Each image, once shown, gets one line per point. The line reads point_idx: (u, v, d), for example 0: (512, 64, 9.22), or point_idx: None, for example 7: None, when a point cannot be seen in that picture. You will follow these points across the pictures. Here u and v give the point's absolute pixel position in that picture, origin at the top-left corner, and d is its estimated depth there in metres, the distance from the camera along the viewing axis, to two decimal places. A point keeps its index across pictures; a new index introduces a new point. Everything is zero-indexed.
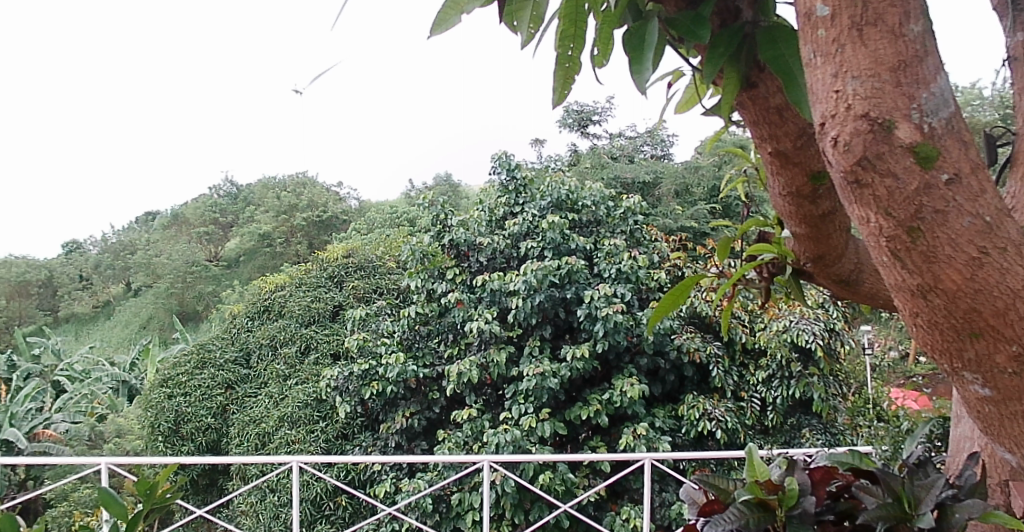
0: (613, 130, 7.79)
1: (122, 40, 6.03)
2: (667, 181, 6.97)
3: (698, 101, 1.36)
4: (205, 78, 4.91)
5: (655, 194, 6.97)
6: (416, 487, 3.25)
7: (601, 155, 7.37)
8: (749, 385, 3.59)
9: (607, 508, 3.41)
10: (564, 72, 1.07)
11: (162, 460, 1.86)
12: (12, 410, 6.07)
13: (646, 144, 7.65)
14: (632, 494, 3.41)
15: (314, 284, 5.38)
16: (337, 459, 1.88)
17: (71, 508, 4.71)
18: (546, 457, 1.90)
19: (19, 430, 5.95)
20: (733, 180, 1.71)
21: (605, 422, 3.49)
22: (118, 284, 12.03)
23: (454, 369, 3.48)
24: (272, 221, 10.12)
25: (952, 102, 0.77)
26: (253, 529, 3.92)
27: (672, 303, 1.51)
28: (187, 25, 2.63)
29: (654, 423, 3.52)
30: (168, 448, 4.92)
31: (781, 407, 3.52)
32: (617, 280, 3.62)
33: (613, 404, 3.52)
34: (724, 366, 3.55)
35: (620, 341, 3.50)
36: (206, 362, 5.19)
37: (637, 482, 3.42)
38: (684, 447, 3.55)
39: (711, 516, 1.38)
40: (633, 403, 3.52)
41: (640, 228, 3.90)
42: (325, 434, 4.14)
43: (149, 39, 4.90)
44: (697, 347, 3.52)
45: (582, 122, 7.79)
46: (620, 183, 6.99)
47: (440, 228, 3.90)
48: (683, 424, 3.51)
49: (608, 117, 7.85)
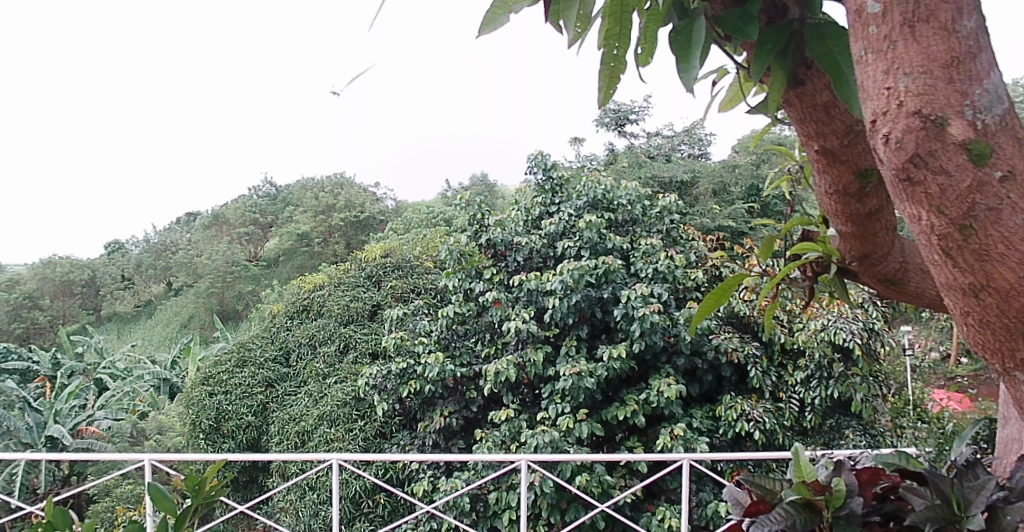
0: (650, 129, 7.74)
1: (151, 41, 6.08)
2: (704, 181, 6.94)
3: (743, 99, 1.37)
4: (236, 82, 4.96)
5: (693, 193, 6.94)
6: (454, 486, 3.25)
7: (638, 154, 7.35)
8: (787, 386, 3.56)
9: (643, 508, 3.37)
10: (609, 71, 1.09)
11: (207, 458, 1.86)
12: (56, 407, 5.89)
13: (684, 144, 7.67)
14: (669, 494, 3.39)
15: (353, 284, 5.43)
16: (377, 458, 1.86)
17: (114, 503, 4.75)
18: (586, 456, 1.85)
19: (63, 427, 5.74)
20: (777, 178, 1.70)
21: (643, 423, 3.47)
22: (159, 283, 12.59)
23: (491, 368, 3.47)
24: (310, 220, 10.17)
25: (1007, 98, 0.75)
26: (293, 526, 3.94)
27: (717, 300, 1.53)
28: (227, 29, 2.65)
29: (692, 424, 3.49)
30: (208, 446, 4.98)
31: (820, 407, 3.48)
32: (653, 280, 3.61)
33: (650, 404, 3.50)
34: (762, 367, 3.51)
35: (657, 341, 3.47)
36: (246, 361, 5.26)
37: (674, 483, 3.40)
38: (721, 449, 3.52)
39: (756, 517, 1.36)
40: (670, 404, 3.50)
41: (676, 227, 3.87)
42: (363, 432, 4.11)
43: (187, 39, 4.90)
44: (735, 347, 3.48)
45: (619, 122, 7.74)
46: (657, 182, 6.95)
47: (477, 228, 3.90)
48: (721, 424, 3.49)
49: (646, 117, 7.76)
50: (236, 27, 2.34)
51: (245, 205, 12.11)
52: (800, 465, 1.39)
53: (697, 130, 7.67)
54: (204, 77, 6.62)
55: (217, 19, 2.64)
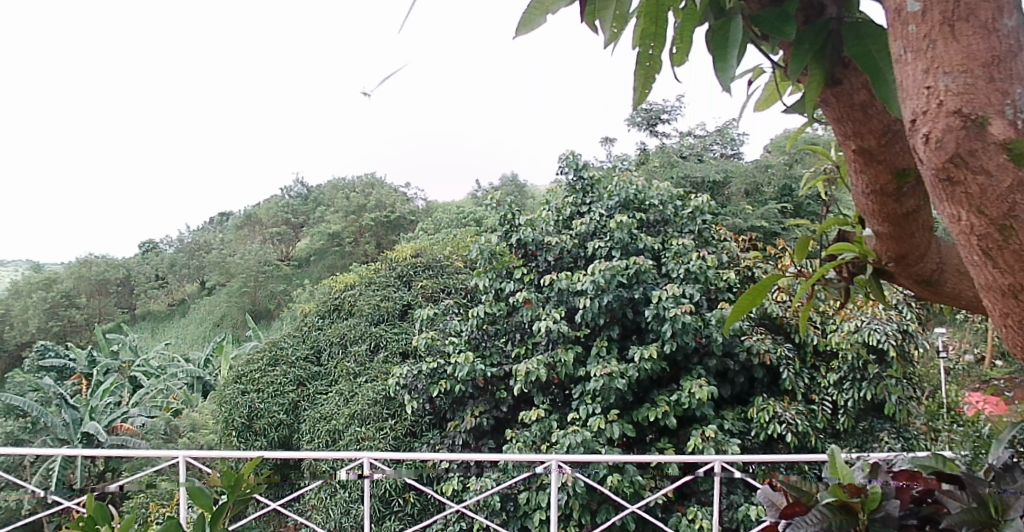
0: (682, 129, 7.69)
1: (189, 42, 6.04)
2: (737, 181, 6.87)
3: (779, 98, 1.36)
4: (264, 82, 4.99)
5: (725, 193, 6.88)
6: (484, 486, 3.26)
7: (669, 154, 7.31)
8: (820, 389, 3.54)
9: (674, 510, 3.35)
10: (644, 70, 1.10)
11: (241, 456, 1.85)
12: (92, 404, 5.94)
13: (716, 144, 7.61)
14: (700, 496, 3.37)
15: (384, 284, 5.45)
16: (409, 457, 1.84)
17: (147, 499, 4.81)
18: (620, 458, 1.84)
19: (99, 423, 5.82)
20: (814, 178, 1.69)
21: (674, 424, 3.46)
22: (193, 282, 12.66)
23: (522, 368, 3.46)
24: (341, 221, 10.25)
25: None
26: (324, 524, 3.97)
27: (749, 302, 1.53)
28: (257, 28, 2.63)
29: (724, 426, 3.47)
30: (241, 443, 5.03)
31: (853, 410, 3.44)
32: (685, 280, 3.59)
33: (681, 405, 3.48)
34: (795, 369, 3.49)
35: (688, 342, 3.45)
36: (278, 360, 5.29)
37: (705, 484, 3.38)
38: (753, 451, 3.48)
39: (792, 519, 1.35)
40: (702, 405, 3.48)
41: (708, 228, 3.86)
42: (393, 432, 4.12)
43: (221, 40, 4.92)
44: (768, 348, 3.46)
45: (650, 121, 7.71)
46: (689, 182, 6.90)
47: (508, 228, 3.92)
48: (753, 426, 3.45)
49: (677, 117, 7.72)
50: (272, 23, 2.27)
51: (277, 206, 12.24)
52: (836, 467, 1.38)
53: (730, 131, 7.64)
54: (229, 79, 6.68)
55: (248, 19, 2.62)
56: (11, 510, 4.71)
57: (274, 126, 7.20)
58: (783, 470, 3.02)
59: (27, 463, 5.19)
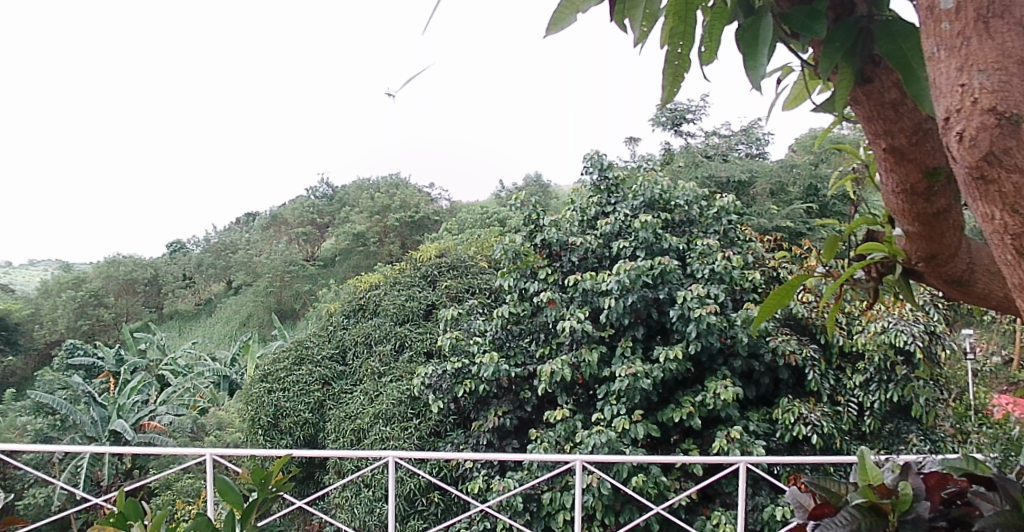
0: (707, 129, 7.57)
1: (219, 40, 6.04)
2: (762, 181, 6.81)
3: (808, 96, 1.35)
4: (299, 78, 4.96)
5: (750, 193, 6.79)
6: (508, 487, 3.25)
7: (694, 154, 7.23)
8: (846, 390, 3.51)
9: (698, 512, 3.33)
10: (673, 70, 1.10)
11: (266, 454, 1.85)
12: (120, 403, 5.88)
13: (742, 144, 7.53)
14: (724, 498, 3.35)
15: (409, 283, 5.41)
16: (432, 456, 1.83)
17: (174, 497, 4.84)
18: (644, 458, 1.83)
19: (126, 422, 5.78)
20: (843, 177, 1.68)
21: (699, 425, 3.44)
22: (219, 282, 12.92)
23: (546, 368, 3.47)
24: (366, 221, 10.33)
25: None
26: (349, 523, 3.98)
27: (778, 301, 1.53)
28: (300, 25, 2.59)
29: (749, 427, 3.45)
30: (267, 441, 5.09)
31: (879, 412, 3.42)
32: (710, 280, 3.56)
33: (706, 406, 3.46)
34: (820, 370, 3.47)
35: (713, 342, 3.43)
36: (303, 359, 5.28)
37: (729, 486, 3.36)
38: (778, 453, 3.45)
39: (821, 520, 1.34)
40: (727, 406, 3.45)
41: (733, 228, 3.84)
42: (418, 431, 4.10)
43: (254, 39, 4.92)
44: (793, 349, 3.42)
45: (675, 121, 7.55)
46: (713, 181, 6.83)
47: (532, 228, 3.93)
48: (778, 427, 3.43)
49: (703, 117, 7.60)
50: (312, 24, 2.28)
51: (302, 206, 12.18)
52: (866, 468, 1.37)
53: (756, 130, 7.56)
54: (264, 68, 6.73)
55: (280, 17, 2.64)
56: (40, 507, 4.76)
57: (305, 124, 7.17)
58: (809, 472, 2.99)
59: (56, 460, 5.21)
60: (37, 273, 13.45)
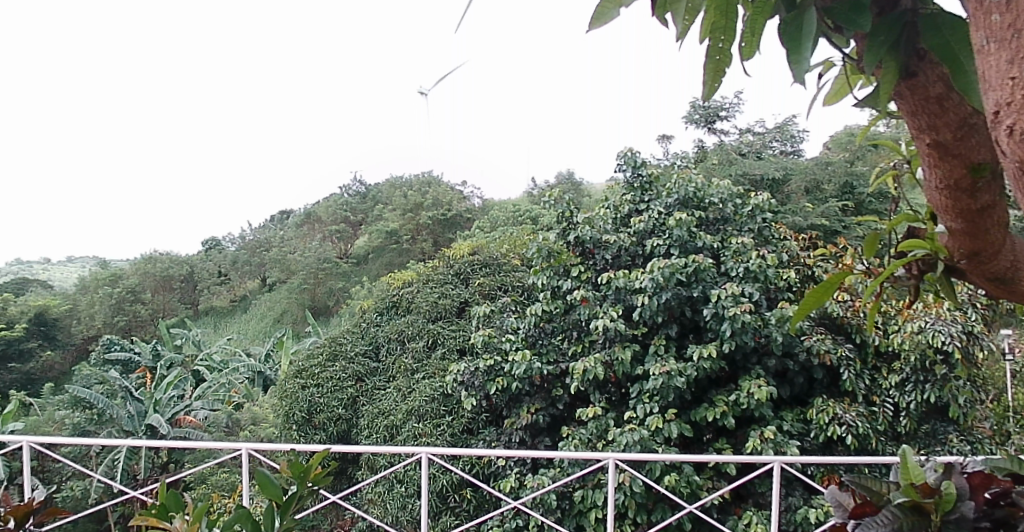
0: (742, 126, 7.28)
1: (286, 23, 6.07)
2: (797, 178, 6.59)
3: (850, 91, 1.34)
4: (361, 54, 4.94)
5: (785, 191, 6.57)
6: (541, 483, 3.24)
7: (728, 151, 6.94)
8: (881, 390, 3.47)
9: (730, 511, 3.31)
10: (715, 63, 1.11)
11: (299, 448, 1.87)
12: (156, 396, 5.87)
13: (776, 140, 7.30)
14: (757, 498, 3.32)
15: (441, 281, 5.31)
16: (465, 452, 1.86)
17: (209, 490, 4.87)
18: (675, 457, 1.83)
19: (162, 416, 5.79)
20: (883, 174, 1.68)
21: (732, 425, 3.42)
22: (254, 279, 12.72)
23: (579, 366, 3.46)
24: (399, 218, 10.39)
25: None
26: (382, 518, 3.96)
27: (816, 299, 1.52)
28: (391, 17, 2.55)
29: (782, 427, 3.42)
30: (302, 437, 4.88)
31: (916, 413, 3.37)
32: (744, 279, 3.54)
33: (739, 406, 3.44)
34: (856, 370, 3.42)
35: (748, 342, 3.39)
36: (337, 356, 5.14)
37: (762, 486, 3.33)
38: (812, 453, 3.41)
39: (862, 519, 1.33)
40: (761, 405, 3.43)
41: (768, 226, 3.78)
42: (450, 428, 4.07)
43: (344, 30, 4.96)
44: (828, 349, 3.40)
45: (709, 118, 7.23)
46: (747, 179, 6.58)
47: (565, 226, 3.95)
48: (813, 427, 3.39)
49: (738, 113, 7.24)
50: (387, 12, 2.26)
51: (336, 203, 12.19)
52: (908, 467, 1.36)
53: (790, 127, 7.31)
54: (327, 51, 6.93)
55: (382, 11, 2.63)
56: (77, 499, 4.81)
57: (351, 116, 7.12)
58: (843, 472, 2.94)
59: (93, 452, 5.23)
60: (75, 270, 13.66)
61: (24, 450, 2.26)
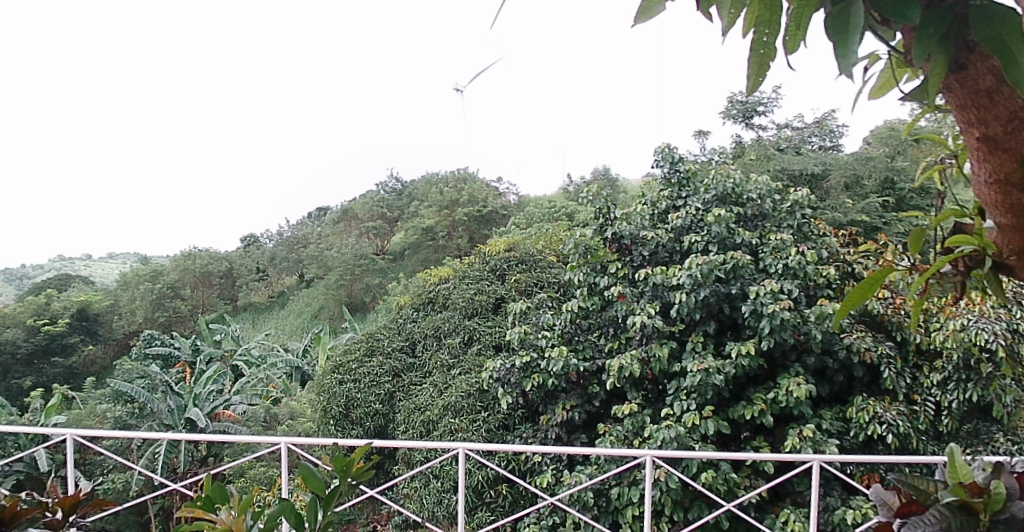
0: (780, 121, 7.14)
1: None
2: (837, 173, 6.33)
3: (896, 84, 1.32)
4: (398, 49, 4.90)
5: (823, 187, 6.36)
6: (579, 480, 3.24)
7: (766, 147, 6.83)
8: (923, 389, 3.42)
9: (767, 510, 3.29)
10: (758, 59, 1.09)
11: (335, 443, 1.88)
12: (195, 391, 5.82)
13: (814, 136, 7.00)
14: (796, 497, 3.29)
15: (477, 277, 5.32)
16: (502, 448, 1.86)
17: (249, 483, 4.92)
18: (711, 454, 1.80)
19: (202, 410, 5.75)
20: (929, 168, 1.67)
21: (771, 423, 3.39)
22: (292, 275, 12.82)
23: (615, 363, 3.47)
24: (434, 214, 10.20)
25: None
26: (418, 513, 3.99)
27: (860, 296, 1.50)
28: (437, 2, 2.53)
29: (821, 425, 3.39)
30: (338, 431, 4.87)
31: (958, 411, 3.32)
32: (783, 276, 3.50)
33: (778, 404, 3.41)
34: (897, 368, 3.37)
35: (787, 339, 3.35)
36: (374, 351, 5.17)
37: (801, 486, 3.29)
38: (852, 452, 3.37)
39: (909, 518, 1.33)
40: (800, 404, 3.40)
41: (808, 222, 3.76)
42: (486, 424, 4.07)
43: None
44: (869, 346, 3.35)
45: (746, 114, 7.19)
46: (786, 175, 6.45)
47: (603, 222, 3.92)
48: (852, 426, 3.35)
49: (775, 109, 7.15)
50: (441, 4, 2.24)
51: (373, 201, 12.08)
52: (956, 466, 1.35)
53: (828, 121, 6.97)
54: None
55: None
56: (119, 491, 4.89)
57: None
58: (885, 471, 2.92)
59: (135, 446, 5.33)
60: (116, 267, 13.89)
61: (68, 443, 2.32)
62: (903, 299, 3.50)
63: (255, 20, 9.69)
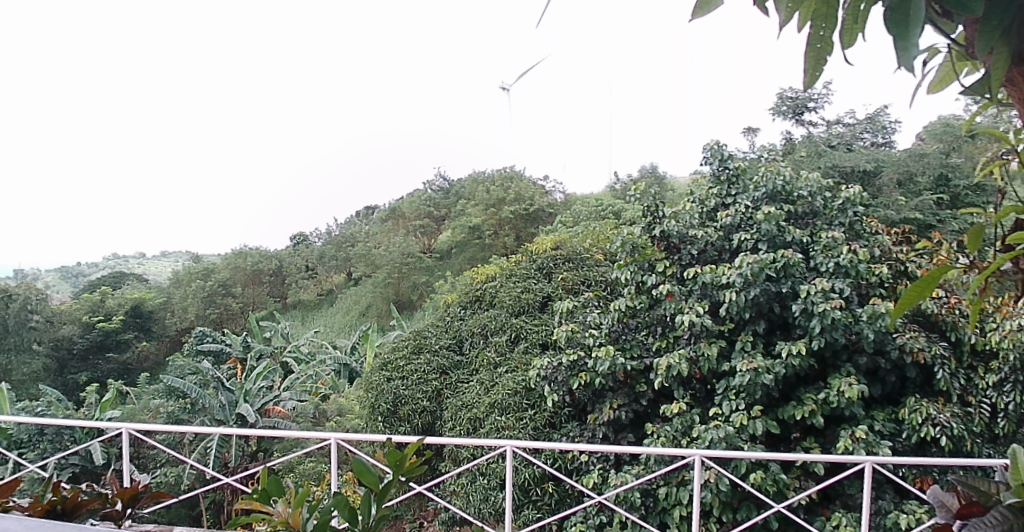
0: (830, 118, 6.96)
1: None
2: (889, 170, 6.16)
3: (957, 79, 1.30)
4: None
5: (876, 184, 6.21)
6: (625, 480, 3.23)
7: (817, 143, 6.70)
8: (978, 390, 3.34)
9: (817, 512, 3.25)
10: (815, 53, 1.13)
11: (377, 438, 1.89)
12: (246, 387, 5.96)
13: (867, 132, 6.81)
14: (847, 499, 3.24)
15: (524, 275, 5.32)
16: (550, 447, 1.86)
17: (298, 479, 4.99)
18: (764, 455, 1.79)
19: (252, 406, 5.85)
20: (991, 163, 1.63)
21: (821, 424, 3.35)
22: (340, 273, 12.69)
23: (664, 362, 3.46)
24: (482, 213, 10.10)
25: None
26: (464, 509, 4.01)
27: (917, 295, 1.47)
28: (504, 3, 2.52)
29: (873, 427, 3.33)
30: (386, 428, 4.86)
31: (1016, 414, 3.24)
32: (834, 274, 3.45)
33: (829, 405, 3.37)
34: (951, 369, 3.30)
35: (838, 339, 3.31)
36: (422, 348, 5.14)
37: (852, 488, 3.24)
38: (905, 454, 3.31)
39: (969, 519, 1.38)
40: (852, 404, 3.35)
41: (860, 221, 3.71)
42: (533, 422, 4.06)
43: None
44: (922, 346, 3.29)
45: (797, 110, 7.03)
46: (837, 171, 6.33)
47: (651, 220, 3.90)
48: (905, 428, 3.29)
49: (825, 105, 7.01)
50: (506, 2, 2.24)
51: (420, 199, 12.05)
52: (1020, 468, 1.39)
53: (881, 118, 6.85)
54: None
55: None
56: (171, 485, 5.00)
57: None
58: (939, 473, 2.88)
59: (187, 440, 5.43)
60: (170, 264, 14.21)
61: (123, 437, 2.36)
62: (958, 298, 3.41)
63: (298, 21, 9.77)
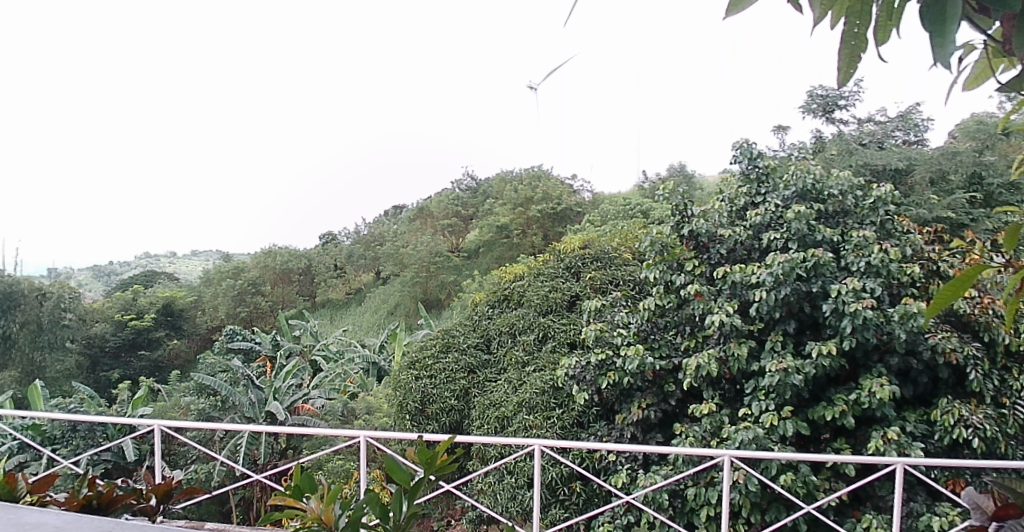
0: (862, 115, 7.04)
1: None
2: (921, 168, 6.07)
3: (992, 77, 1.28)
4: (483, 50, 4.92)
5: (909, 181, 6.13)
6: (654, 480, 3.22)
7: (847, 142, 6.69)
8: (1012, 391, 3.29)
9: (848, 514, 3.23)
10: (850, 50, 1.12)
11: (403, 435, 1.88)
12: (275, 385, 6.09)
13: (899, 130, 6.80)
14: (878, 501, 3.21)
15: (552, 275, 5.33)
16: (581, 445, 1.85)
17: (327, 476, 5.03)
18: (798, 455, 1.76)
19: (280, 403, 5.93)
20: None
21: (852, 424, 3.32)
22: (369, 272, 12.78)
23: (693, 361, 3.45)
24: (509, 213, 10.12)
25: None
26: (491, 507, 4.03)
27: (952, 294, 1.45)
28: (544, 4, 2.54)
29: (904, 428, 3.30)
30: (415, 427, 4.89)
31: None
32: (865, 274, 3.41)
33: (860, 405, 3.33)
34: (985, 370, 3.26)
35: (869, 339, 3.28)
36: (450, 346, 5.15)
37: (883, 490, 3.21)
38: (937, 456, 3.27)
39: (1007, 522, 1.36)
40: (883, 405, 3.32)
41: (891, 219, 3.65)
42: (561, 421, 4.05)
43: None
44: (955, 347, 3.25)
45: (827, 108, 7.10)
46: (868, 170, 6.30)
47: (680, 219, 3.90)
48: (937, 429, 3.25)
49: (857, 102, 7.05)
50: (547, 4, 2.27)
51: (448, 199, 12.27)
52: None
53: (913, 115, 6.82)
54: None
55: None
56: (201, 481, 5.06)
57: None
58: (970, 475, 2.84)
59: (217, 438, 5.50)
60: (198, 264, 14.40)
61: (156, 434, 2.40)
62: (992, 298, 3.36)
63: (323, 21, 9.87)
